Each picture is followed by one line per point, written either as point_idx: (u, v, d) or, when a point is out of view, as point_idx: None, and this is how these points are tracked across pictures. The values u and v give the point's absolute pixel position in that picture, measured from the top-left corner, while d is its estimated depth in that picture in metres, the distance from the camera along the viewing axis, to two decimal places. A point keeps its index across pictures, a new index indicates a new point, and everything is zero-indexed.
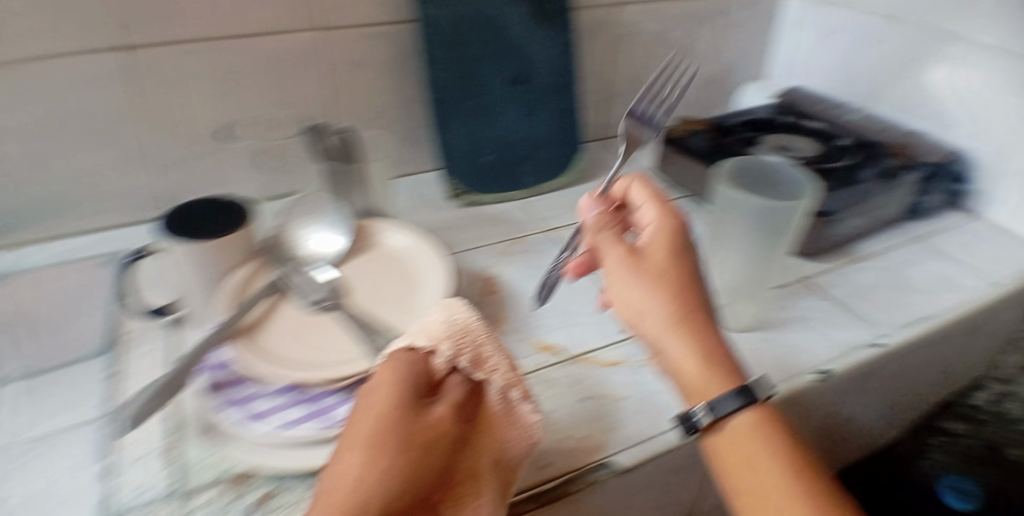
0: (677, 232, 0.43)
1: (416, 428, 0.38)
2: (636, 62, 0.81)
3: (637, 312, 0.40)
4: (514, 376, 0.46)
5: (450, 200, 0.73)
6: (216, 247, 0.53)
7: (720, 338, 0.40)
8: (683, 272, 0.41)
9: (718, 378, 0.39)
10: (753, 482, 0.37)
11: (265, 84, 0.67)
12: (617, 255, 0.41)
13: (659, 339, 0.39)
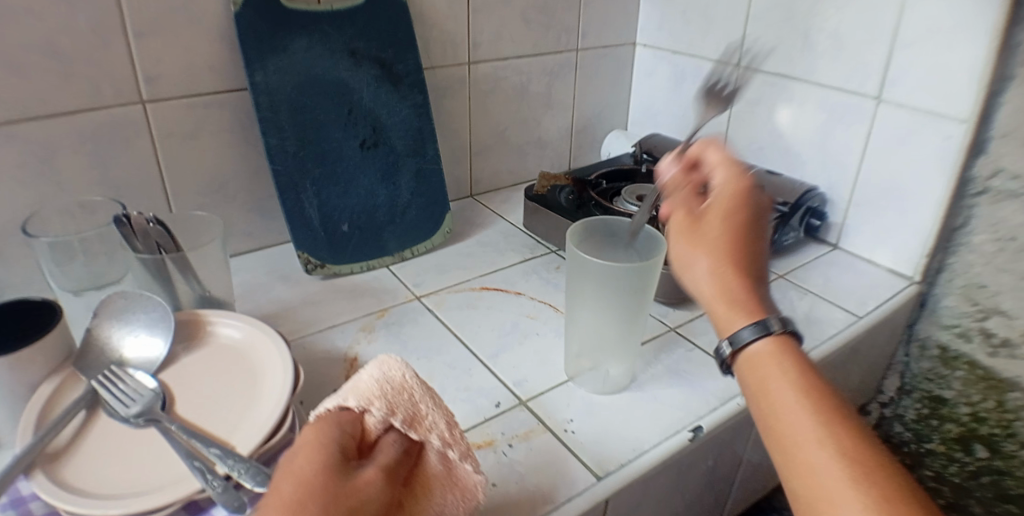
0: (743, 190, 0.44)
1: (344, 489, 0.34)
2: (499, 119, 0.80)
3: (696, 278, 0.43)
4: (450, 431, 0.43)
5: (308, 274, 0.67)
6: (15, 364, 0.46)
7: (753, 286, 0.42)
8: (732, 232, 0.43)
9: (742, 312, 0.40)
10: (768, 398, 0.37)
11: (85, 166, 0.60)
12: (678, 225, 0.45)
13: (707, 288, 0.43)
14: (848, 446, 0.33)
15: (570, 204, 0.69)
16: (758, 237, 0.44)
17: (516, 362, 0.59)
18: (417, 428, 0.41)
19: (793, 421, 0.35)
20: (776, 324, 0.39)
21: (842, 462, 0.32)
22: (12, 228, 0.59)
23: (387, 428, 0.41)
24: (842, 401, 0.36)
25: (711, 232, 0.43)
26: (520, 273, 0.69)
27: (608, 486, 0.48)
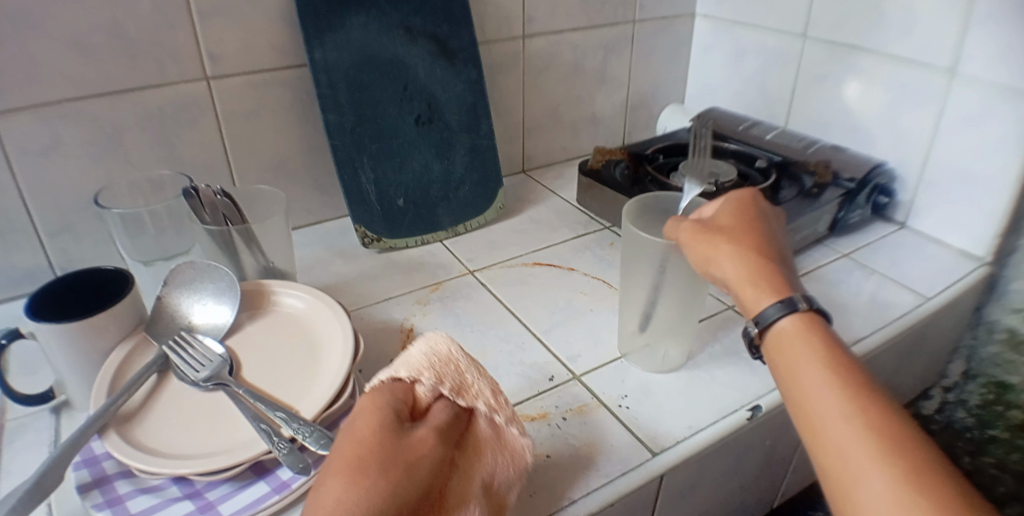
0: (747, 197, 0.49)
1: (396, 451, 0.35)
2: (552, 94, 0.79)
3: (721, 269, 0.44)
4: (497, 398, 0.42)
5: (365, 247, 0.69)
6: (90, 328, 0.48)
7: (779, 268, 0.43)
8: (749, 225, 0.46)
9: (767, 292, 0.42)
10: (795, 377, 0.38)
11: (152, 142, 0.62)
12: (691, 229, 0.47)
13: (734, 275, 0.43)
14: (876, 419, 0.33)
15: (625, 180, 0.68)
16: (774, 233, 0.47)
17: (570, 339, 0.59)
18: (465, 396, 0.41)
19: (823, 397, 0.35)
20: (802, 301, 0.40)
21: (869, 435, 0.33)
22: (86, 200, 0.62)
23: (435, 396, 0.41)
24: (867, 373, 0.36)
25: (729, 229, 0.45)
26: (575, 249, 0.69)
27: (662, 463, 0.48)
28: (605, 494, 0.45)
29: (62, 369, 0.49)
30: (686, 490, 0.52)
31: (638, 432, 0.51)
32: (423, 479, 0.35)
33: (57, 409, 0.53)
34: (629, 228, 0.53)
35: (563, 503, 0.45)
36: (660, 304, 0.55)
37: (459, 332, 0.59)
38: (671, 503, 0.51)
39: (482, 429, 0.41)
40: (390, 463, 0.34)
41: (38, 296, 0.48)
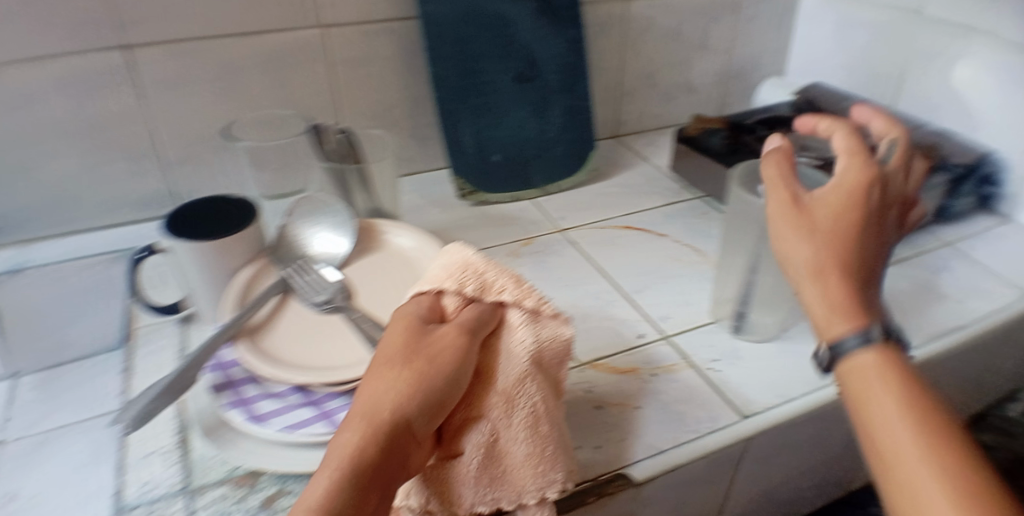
0: (869, 184, 0.41)
1: (424, 344, 0.37)
2: (650, 61, 0.78)
3: (791, 256, 0.41)
4: (523, 287, 0.42)
5: (460, 200, 0.71)
6: (221, 247, 0.53)
7: (858, 291, 0.40)
8: (852, 224, 0.40)
9: (840, 304, 0.39)
10: (865, 407, 0.35)
11: (271, 85, 0.66)
12: (782, 200, 0.42)
13: (807, 274, 0.40)
14: (948, 463, 0.31)
15: (723, 148, 0.67)
16: (880, 229, 0.42)
17: (659, 299, 0.60)
18: (489, 294, 0.41)
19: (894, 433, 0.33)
20: (879, 332, 0.37)
21: (940, 481, 0.30)
22: (211, 136, 0.67)
23: (464, 300, 0.41)
24: (947, 416, 0.34)
25: (823, 225, 0.40)
26: (666, 217, 0.69)
27: (750, 427, 0.49)
28: (695, 447, 0.47)
29: (192, 284, 0.54)
30: (768, 456, 0.53)
31: (727, 395, 0.52)
32: (454, 363, 0.37)
33: (183, 321, 0.58)
34: (735, 192, 0.54)
35: (653, 451, 0.47)
36: (762, 273, 0.54)
37: (552, 285, 0.61)
38: (752, 467, 0.52)
39: (513, 320, 0.41)
40: (418, 356, 0.37)
41: (178, 214, 0.53)
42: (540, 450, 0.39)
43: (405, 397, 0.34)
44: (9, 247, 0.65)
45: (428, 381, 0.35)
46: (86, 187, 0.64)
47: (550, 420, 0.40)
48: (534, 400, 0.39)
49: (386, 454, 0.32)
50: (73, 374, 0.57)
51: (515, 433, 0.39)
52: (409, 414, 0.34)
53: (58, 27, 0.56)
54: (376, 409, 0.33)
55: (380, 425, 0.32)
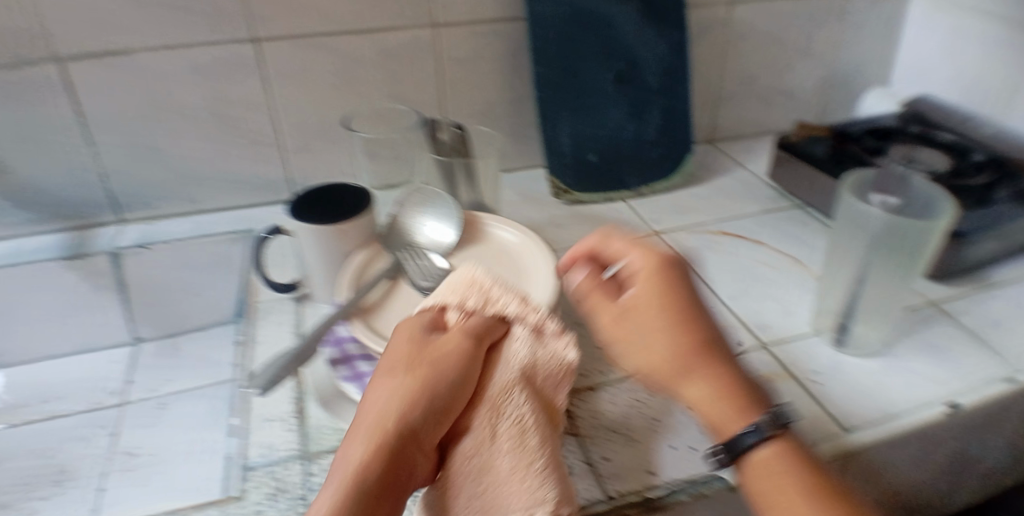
0: (664, 263, 0.42)
1: (425, 353, 0.43)
2: (749, 67, 0.78)
3: (642, 355, 0.41)
4: (523, 304, 0.46)
5: (554, 198, 0.73)
6: (337, 232, 0.57)
7: (744, 379, 0.40)
8: (687, 314, 0.40)
9: (716, 391, 0.39)
10: (771, 506, 0.36)
11: (381, 80, 0.69)
12: (605, 307, 0.42)
13: (666, 370, 0.40)
14: None
15: (826, 157, 0.67)
16: (711, 316, 0.41)
17: (756, 306, 0.60)
18: (489, 307, 0.46)
19: None
20: (773, 425, 0.38)
21: None
22: (324, 128, 0.71)
23: (464, 314, 0.46)
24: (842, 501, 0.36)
25: (629, 321, 0.41)
26: (761, 225, 0.68)
27: (850, 441, 0.48)
28: (794, 458, 0.46)
29: (310, 264, 0.59)
30: (864, 473, 0.51)
31: (827, 408, 0.51)
32: (452, 374, 0.42)
33: (298, 299, 0.63)
34: (846, 199, 0.54)
35: None
36: (868, 281, 0.55)
37: None
38: (846, 482, 0.51)
39: (512, 332, 0.46)
40: (418, 366, 0.43)
41: (300, 200, 0.58)
42: (525, 463, 0.39)
43: (406, 408, 0.41)
44: (139, 222, 0.73)
45: (426, 394, 0.41)
46: (213, 171, 0.71)
47: (540, 433, 0.41)
48: (522, 411, 0.42)
49: (391, 464, 0.38)
50: (189, 342, 0.74)
51: (502, 445, 0.40)
52: (411, 425, 0.40)
53: (202, 23, 0.62)
54: (383, 421, 0.40)
55: (383, 437, 0.39)
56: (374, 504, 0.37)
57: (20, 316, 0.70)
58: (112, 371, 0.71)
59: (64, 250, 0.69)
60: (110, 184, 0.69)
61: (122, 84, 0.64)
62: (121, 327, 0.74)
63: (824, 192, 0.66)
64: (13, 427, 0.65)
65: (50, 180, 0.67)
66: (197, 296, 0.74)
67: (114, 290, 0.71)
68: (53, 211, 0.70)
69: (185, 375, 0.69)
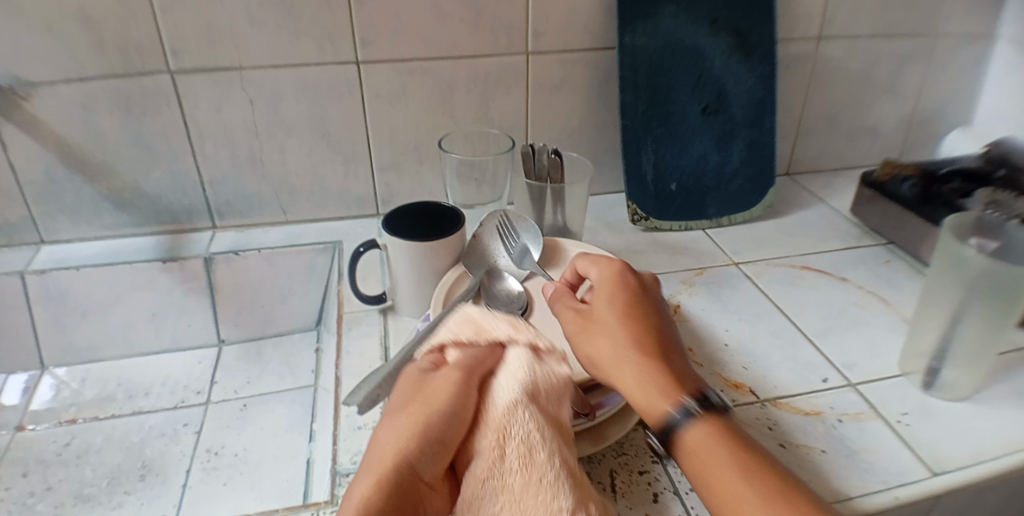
0: (613, 273, 0.50)
1: (421, 392, 0.43)
2: (832, 103, 0.81)
3: (584, 351, 0.46)
4: (515, 330, 0.48)
5: (631, 224, 0.74)
6: (430, 249, 0.59)
7: (677, 364, 0.44)
8: (622, 308, 0.46)
9: (644, 371, 0.43)
10: (712, 484, 0.38)
11: (474, 103, 0.72)
12: (571, 319, 0.48)
13: (607, 360, 0.44)
14: (781, 502, 0.36)
15: (915, 197, 0.69)
16: (649, 315, 0.47)
17: (841, 343, 0.60)
18: (480, 337, 0.47)
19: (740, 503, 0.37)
20: (694, 402, 0.41)
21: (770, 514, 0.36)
22: (415, 146, 0.74)
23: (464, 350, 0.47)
24: (767, 459, 0.39)
25: (594, 317, 0.47)
26: (841, 263, 0.69)
27: (942, 483, 0.47)
28: (882, 498, 0.46)
29: (399, 277, 0.61)
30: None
31: (917, 450, 0.50)
32: (448, 399, 0.42)
33: (385, 310, 0.65)
34: (944, 239, 0.54)
35: (841, 496, 0.46)
36: (964, 326, 0.54)
37: (729, 316, 0.63)
38: None
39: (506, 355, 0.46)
40: (413, 401, 0.42)
41: (393, 216, 0.60)
42: (536, 479, 0.38)
43: (405, 440, 0.40)
44: (231, 229, 0.76)
45: (423, 421, 0.40)
46: (310, 183, 0.74)
47: (548, 446, 0.39)
48: (528, 428, 0.40)
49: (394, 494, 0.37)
50: (271, 346, 0.76)
51: (510, 465, 0.39)
52: (410, 453, 0.39)
53: (313, 42, 0.65)
54: (382, 457, 0.39)
55: (381, 469, 0.38)
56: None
57: (115, 312, 0.74)
58: (195, 370, 0.74)
59: (161, 252, 0.73)
60: (207, 192, 0.73)
61: (229, 98, 0.67)
62: (205, 328, 0.77)
63: (912, 231, 0.67)
64: (100, 419, 0.68)
65: (156, 185, 0.72)
66: (282, 303, 0.77)
67: (204, 292, 0.75)
68: (152, 214, 0.74)
69: (267, 378, 0.71)
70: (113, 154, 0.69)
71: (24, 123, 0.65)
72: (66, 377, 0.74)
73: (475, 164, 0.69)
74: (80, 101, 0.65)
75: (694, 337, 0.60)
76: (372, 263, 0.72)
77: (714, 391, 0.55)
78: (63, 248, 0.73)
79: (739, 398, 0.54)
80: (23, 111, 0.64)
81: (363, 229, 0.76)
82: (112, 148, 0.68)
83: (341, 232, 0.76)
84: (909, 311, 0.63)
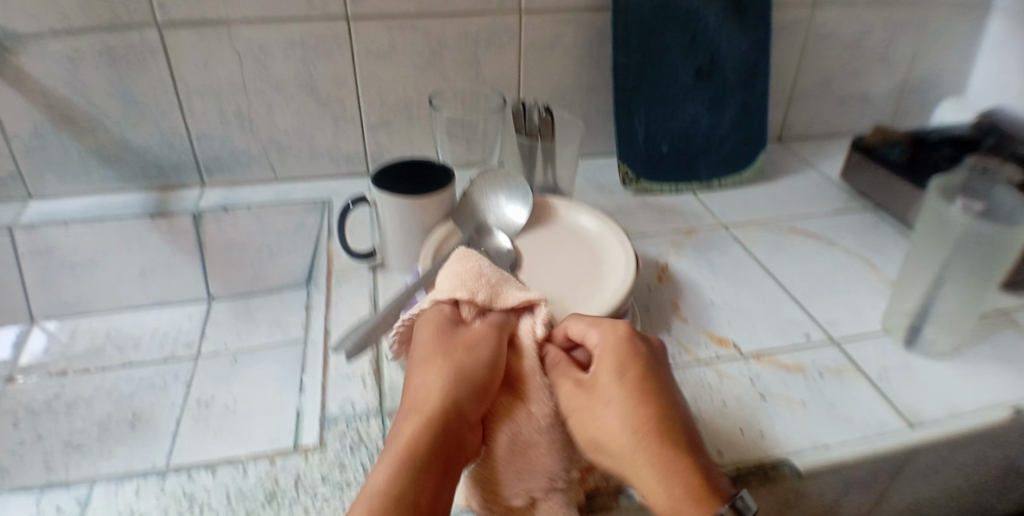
0: (621, 338, 0.43)
1: (458, 337, 0.45)
2: (826, 71, 0.81)
3: (589, 433, 0.40)
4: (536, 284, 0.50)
5: (621, 186, 0.75)
6: (419, 207, 0.59)
7: (700, 458, 0.38)
8: (637, 385, 0.40)
9: (663, 470, 0.37)
10: None
11: (466, 62, 0.71)
12: (569, 388, 0.42)
13: (617, 448, 0.38)
14: None
15: (903, 162, 0.69)
16: (664, 393, 0.40)
17: (824, 302, 0.61)
18: (500, 303, 0.48)
19: None
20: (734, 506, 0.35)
21: None
22: (406, 105, 0.73)
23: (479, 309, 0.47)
24: None
25: (599, 395, 0.41)
26: (828, 227, 0.70)
27: (919, 436, 0.48)
28: (858, 447, 0.47)
29: (389, 234, 0.61)
30: (932, 469, 0.52)
31: (896, 404, 0.51)
32: (486, 352, 0.43)
33: (374, 267, 0.65)
34: (930, 198, 0.55)
35: (818, 445, 0.47)
36: (945, 285, 0.54)
37: (715, 275, 0.63)
38: (909, 476, 0.52)
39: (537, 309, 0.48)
40: (448, 350, 0.43)
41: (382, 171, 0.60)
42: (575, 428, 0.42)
43: (447, 386, 0.40)
44: (220, 187, 0.76)
45: (462, 373, 0.41)
46: (301, 142, 0.74)
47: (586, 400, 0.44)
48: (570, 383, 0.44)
49: (440, 440, 0.38)
50: (260, 303, 0.77)
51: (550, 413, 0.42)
52: (453, 401, 0.40)
53: None
54: (423, 402, 0.40)
55: (425, 414, 0.39)
56: (428, 481, 0.36)
57: (103, 269, 0.74)
58: (185, 326, 0.74)
59: (150, 208, 0.72)
60: (196, 149, 0.73)
61: (217, 53, 0.67)
62: (195, 286, 0.77)
63: (898, 195, 0.68)
64: (90, 373, 0.69)
65: (143, 140, 0.71)
66: (270, 261, 0.77)
67: (194, 249, 0.75)
68: (141, 170, 0.73)
69: (256, 334, 0.72)
70: (101, 108, 0.68)
71: (9, 76, 0.64)
72: (58, 331, 0.74)
73: (465, 123, 0.69)
74: (66, 55, 0.64)
75: (680, 294, 0.61)
76: (363, 221, 0.72)
77: (698, 346, 0.56)
78: (51, 203, 0.73)
79: (721, 352, 0.55)
80: (8, 62, 0.63)
81: (352, 188, 0.76)
82: (100, 103, 0.68)
83: (332, 191, 0.76)
84: (891, 273, 0.64)
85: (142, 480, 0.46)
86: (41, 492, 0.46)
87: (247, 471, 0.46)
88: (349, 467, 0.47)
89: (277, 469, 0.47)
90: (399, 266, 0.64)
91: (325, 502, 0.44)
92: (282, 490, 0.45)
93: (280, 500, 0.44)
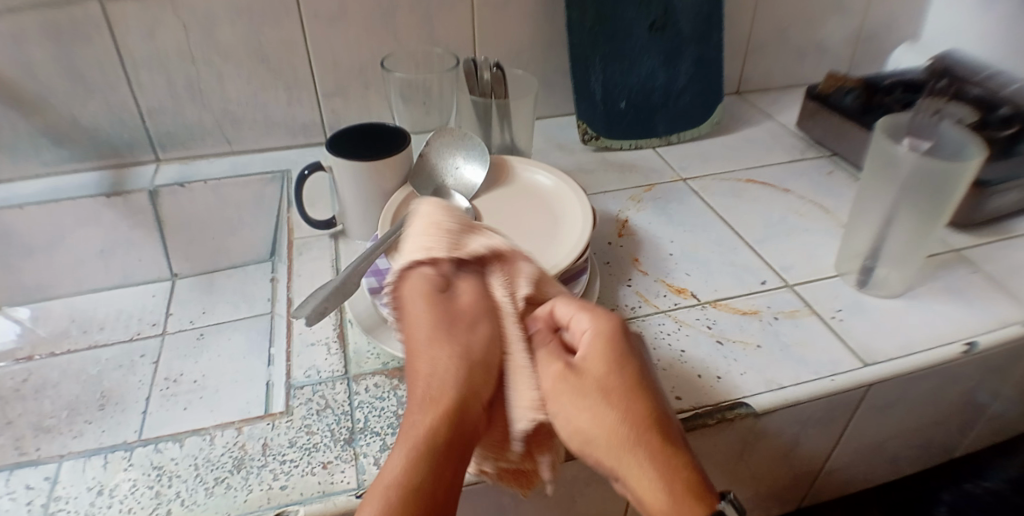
0: (606, 330, 0.42)
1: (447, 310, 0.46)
2: (782, 20, 0.81)
3: (576, 426, 0.40)
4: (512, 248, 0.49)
5: (583, 144, 0.76)
6: (375, 172, 0.58)
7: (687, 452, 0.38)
8: (628, 380, 0.41)
9: (652, 472, 0.37)
10: None
11: (420, 23, 0.71)
12: (558, 376, 0.41)
13: (603, 444, 0.39)
14: None
15: (856, 108, 0.71)
16: (648, 385, 0.41)
17: (780, 248, 0.62)
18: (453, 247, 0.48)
19: None
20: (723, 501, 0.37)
21: None
22: (362, 70, 0.73)
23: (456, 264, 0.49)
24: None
25: (588, 385, 0.41)
26: (784, 176, 0.71)
27: (873, 373, 0.50)
28: (812, 387, 0.48)
29: (348, 201, 0.61)
30: (887, 405, 0.54)
31: (851, 344, 0.52)
32: (481, 332, 0.45)
33: (336, 235, 0.66)
34: (878, 141, 0.55)
35: (773, 386, 0.48)
36: (895, 225, 0.56)
37: (674, 228, 0.64)
38: (866, 412, 0.53)
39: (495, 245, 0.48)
40: (444, 330, 0.44)
41: (335, 136, 0.59)
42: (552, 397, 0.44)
43: (448, 370, 0.42)
44: (175, 162, 0.75)
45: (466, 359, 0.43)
46: (257, 113, 0.73)
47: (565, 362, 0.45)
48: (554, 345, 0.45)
49: (449, 420, 0.39)
50: (225, 279, 0.77)
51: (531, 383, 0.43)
52: (459, 380, 0.42)
53: None
54: (434, 392, 0.41)
55: (441, 395, 0.40)
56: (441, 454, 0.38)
57: (64, 251, 0.73)
58: (151, 306, 0.74)
59: (104, 187, 0.71)
60: (148, 123, 0.72)
61: (161, 22, 0.65)
62: (160, 263, 0.77)
63: (852, 140, 0.69)
64: (56, 356, 0.69)
65: (92, 117, 0.69)
66: (236, 232, 0.77)
67: (153, 226, 0.74)
68: (92, 149, 0.72)
69: (222, 309, 0.72)
70: (44, 86, 0.66)
71: None
72: (22, 318, 0.73)
73: (419, 84, 0.69)
74: (7, 32, 0.62)
75: (639, 247, 0.62)
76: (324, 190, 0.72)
77: (659, 295, 0.57)
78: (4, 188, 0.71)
79: (680, 301, 0.56)
80: None
81: (312, 157, 0.76)
82: (43, 81, 0.66)
83: (292, 161, 0.75)
84: (845, 216, 0.65)
85: (110, 454, 0.46)
86: (10, 473, 0.45)
87: (215, 441, 0.46)
88: (317, 430, 0.47)
89: (244, 437, 0.47)
90: (360, 232, 0.64)
91: (294, 466, 0.44)
92: (249, 457, 0.45)
93: (248, 467, 0.44)
